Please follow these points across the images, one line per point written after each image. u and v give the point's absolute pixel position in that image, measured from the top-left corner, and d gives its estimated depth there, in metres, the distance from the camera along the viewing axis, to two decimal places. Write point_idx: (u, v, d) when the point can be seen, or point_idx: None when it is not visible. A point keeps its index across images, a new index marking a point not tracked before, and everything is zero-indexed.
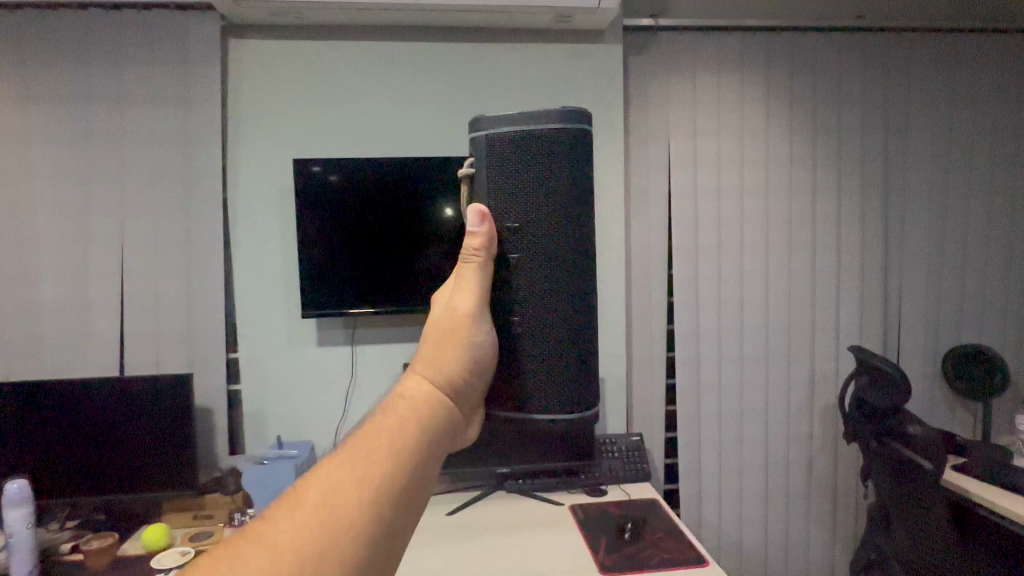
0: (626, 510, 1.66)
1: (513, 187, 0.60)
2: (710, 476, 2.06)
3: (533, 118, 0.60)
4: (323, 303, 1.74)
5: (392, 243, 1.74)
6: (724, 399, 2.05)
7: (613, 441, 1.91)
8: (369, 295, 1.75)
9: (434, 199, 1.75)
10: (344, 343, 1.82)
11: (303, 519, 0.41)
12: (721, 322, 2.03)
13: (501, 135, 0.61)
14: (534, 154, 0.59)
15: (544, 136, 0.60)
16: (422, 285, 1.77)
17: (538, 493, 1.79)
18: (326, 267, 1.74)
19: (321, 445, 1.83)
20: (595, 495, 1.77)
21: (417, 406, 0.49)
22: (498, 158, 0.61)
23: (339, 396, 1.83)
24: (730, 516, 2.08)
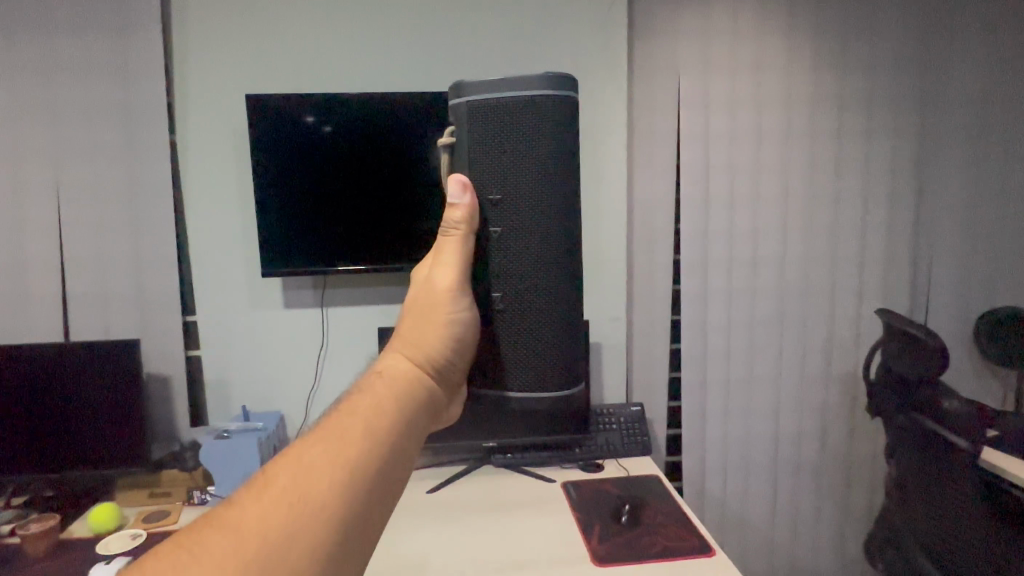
0: (627, 490, 1.52)
1: (497, 158, 0.62)
2: (716, 447, 1.91)
3: (517, 84, 0.61)
4: (283, 259, 1.56)
5: (380, 193, 1.55)
6: (732, 365, 1.88)
7: (611, 412, 1.76)
8: (350, 251, 1.57)
9: (427, 145, 1.54)
10: (313, 304, 1.65)
11: (273, 500, 0.41)
12: (732, 281, 1.84)
13: (480, 102, 0.61)
14: (515, 122, 0.61)
15: (524, 105, 0.61)
16: (395, 240, 1.57)
17: (528, 468, 1.64)
18: (287, 219, 1.54)
19: (291, 414, 1.68)
20: (593, 470, 1.63)
21: (396, 382, 0.50)
22: (481, 126, 0.61)
23: (314, 362, 1.67)
24: (734, 489, 1.94)
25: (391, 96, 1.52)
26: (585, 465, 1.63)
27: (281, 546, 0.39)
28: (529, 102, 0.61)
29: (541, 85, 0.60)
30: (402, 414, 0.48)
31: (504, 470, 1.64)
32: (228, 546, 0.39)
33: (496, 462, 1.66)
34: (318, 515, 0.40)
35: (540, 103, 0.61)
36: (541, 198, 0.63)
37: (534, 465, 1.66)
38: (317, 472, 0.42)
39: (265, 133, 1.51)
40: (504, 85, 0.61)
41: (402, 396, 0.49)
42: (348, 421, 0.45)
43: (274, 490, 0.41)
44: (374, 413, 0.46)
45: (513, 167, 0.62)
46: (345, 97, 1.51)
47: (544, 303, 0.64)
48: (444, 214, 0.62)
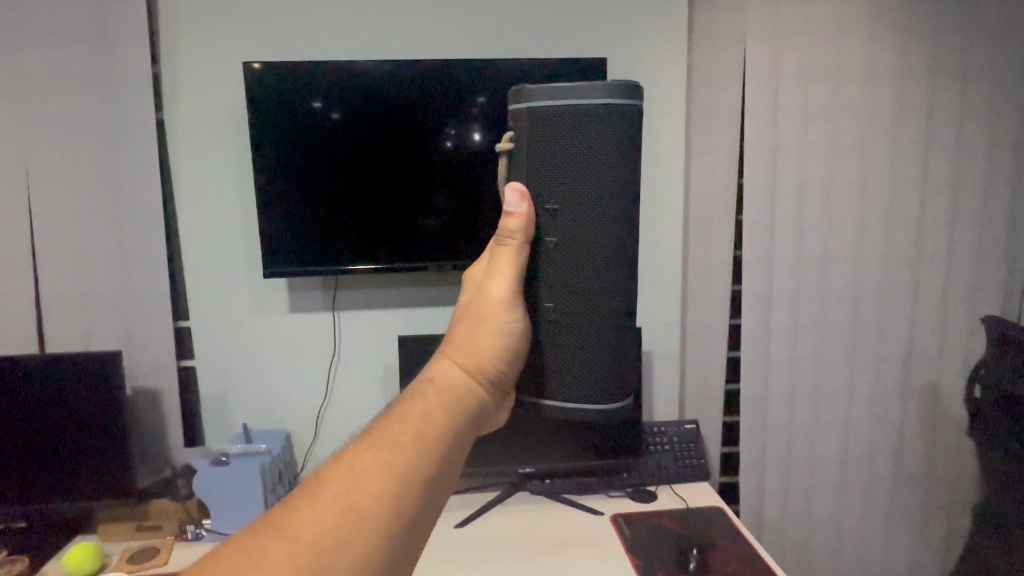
0: (688, 529, 1.31)
1: (556, 168, 0.54)
2: (776, 467, 1.69)
3: (581, 91, 0.52)
4: (287, 255, 1.34)
5: (397, 180, 1.33)
6: (797, 375, 1.66)
7: (663, 430, 1.54)
8: (364, 245, 1.35)
9: (452, 124, 1.32)
10: (324, 308, 1.43)
11: (324, 510, 0.42)
12: (800, 280, 1.61)
13: (542, 109, 0.53)
14: (578, 131, 0.53)
15: (589, 114, 0.52)
16: (416, 231, 1.36)
17: (570, 496, 1.43)
18: (290, 208, 1.33)
19: (298, 432, 1.48)
20: (645, 501, 1.42)
21: (448, 395, 0.49)
22: (541, 134, 0.53)
23: (324, 374, 1.46)
24: (796, 514, 1.72)
25: (410, 67, 1.30)
26: (635, 494, 1.42)
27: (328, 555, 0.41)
28: (595, 109, 0.52)
29: (605, 97, 0.52)
30: (449, 428, 0.47)
31: (542, 499, 1.43)
32: (281, 547, 0.41)
33: (533, 489, 1.45)
34: (360, 527, 0.42)
35: (604, 113, 0.52)
36: (602, 210, 0.54)
37: (576, 493, 1.45)
38: (360, 484, 0.43)
39: (261, 110, 1.29)
40: (566, 93, 0.52)
41: (449, 410, 0.48)
42: (395, 431, 0.46)
43: (323, 497, 0.43)
44: (421, 426, 0.47)
45: (573, 179, 0.54)
46: (356, 66, 1.29)
47: (600, 324, 0.55)
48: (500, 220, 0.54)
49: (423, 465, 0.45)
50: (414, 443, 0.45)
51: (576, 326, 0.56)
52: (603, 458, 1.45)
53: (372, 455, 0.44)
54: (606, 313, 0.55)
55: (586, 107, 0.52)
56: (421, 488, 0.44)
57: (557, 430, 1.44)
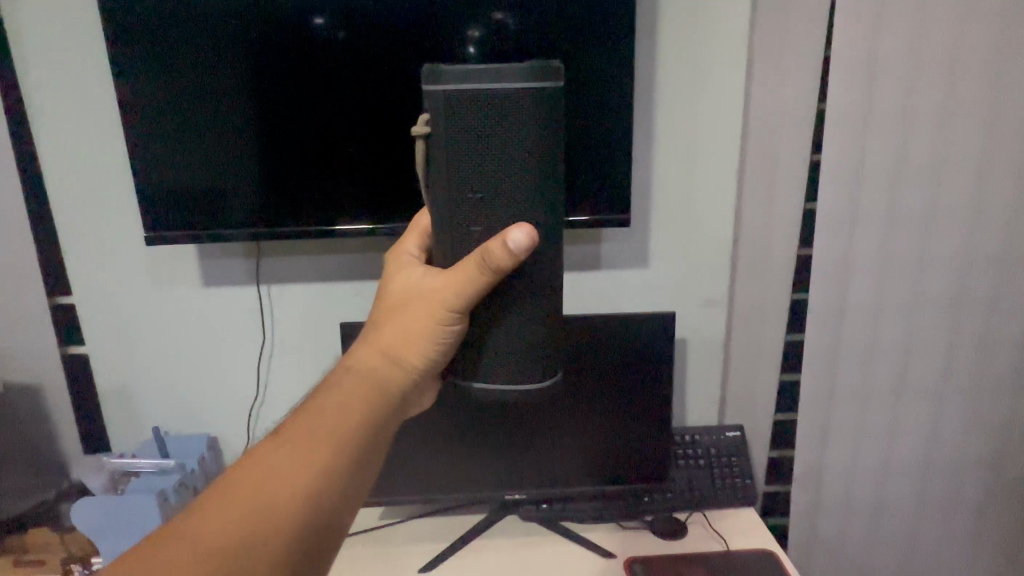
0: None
1: (476, 158, 0.51)
2: (836, 481, 1.34)
3: (496, 72, 0.49)
4: (231, 215, 1.00)
5: (368, 126, 0.96)
6: (875, 367, 1.27)
7: (694, 440, 1.19)
8: (332, 204, 1.00)
9: (449, 52, 0.94)
10: (248, 281, 1.09)
11: (236, 508, 0.46)
12: (889, 244, 1.20)
13: (459, 94, 0.49)
14: (499, 121, 0.50)
15: (509, 101, 0.49)
16: (400, 186, 0.99)
17: (571, 527, 1.11)
18: (233, 150, 0.96)
19: (227, 434, 1.16)
20: (673, 539, 1.09)
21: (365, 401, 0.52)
22: (462, 122, 0.50)
23: (255, 365, 1.13)
24: (858, 533, 1.38)
25: None
26: (660, 530, 1.09)
27: (246, 548, 0.45)
28: (517, 95, 0.49)
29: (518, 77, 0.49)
30: (364, 424, 0.51)
31: (534, 532, 1.11)
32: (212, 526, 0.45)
33: (526, 517, 1.13)
34: (275, 520, 0.46)
35: (526, 100, 0.49)
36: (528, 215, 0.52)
37: (582, 523, 1.12)
38: (276, 478, 0.47)
39: (194, 18, 0.90)
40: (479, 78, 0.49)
41: (368, 403, 0.51)
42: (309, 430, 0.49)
43: (247, 492, 0.47)
44: (337, 418, 0.50)
45: (495, 171, 0.51)
46: None
47: (529, 330, 0.57)
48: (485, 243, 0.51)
49: (342, 458, 0.49)
50: (334, 437, 0.49)
51: (501, 333, 0.57)
52: (617, 478, 1.12)
53: (310, 442, 0.49)
54: (530, 324, 0.57)
55: (506, 94, 0.49)
56: (335, 483, 0.49)
57: (558, 445, 1.10)
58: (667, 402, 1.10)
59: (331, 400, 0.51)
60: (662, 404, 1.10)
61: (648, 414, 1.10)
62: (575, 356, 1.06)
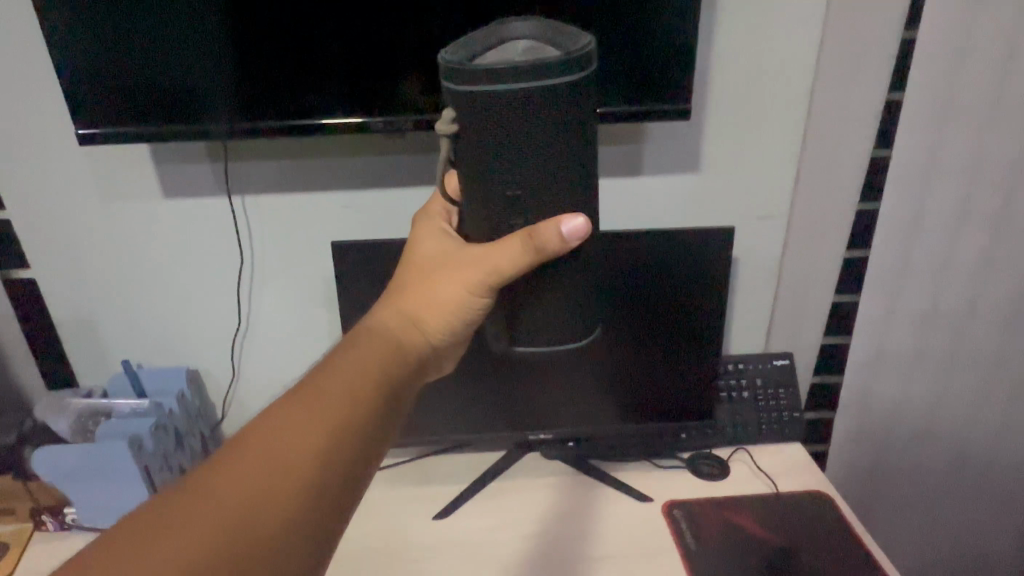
0: (792, 547, 0.87)
1: (512, 153, 0.46)
2: (887, 413, 1.19)
3: (527, 67, 0.43)
4: (183, 111, 0.78)
5: None
6: (949, 293, 1.08)
7: (738, 370, 1.06)
8: (313, 94, 0.78)
9: None
10: (217, 190, 0.91)
11: (251, 466, 0.42)
12: (989, 145, 0.97)
13: (488, 94, 0.44)
14: (533, 124, 0.45)
15: (543, 99, 0.44)
16: (397, 68, 0.77)
17: (598, 463, 1.02)
18: (175, 21, 0.73)
19: (209, 367, 1.03)
20: (715, 480, 0.98)
21: (383, 356, 0.50)
22: (493, 123, 0.45)
23: (234, 290, 0.97)
24: (908, 474, 1.24)
25: None
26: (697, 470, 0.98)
27: (255, 506, 0.40)
28: (550, 91, 0.44)
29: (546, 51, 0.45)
30: (381, 377, 0.49)
31: (559, 471, 1.00)
32: (226, 480, 0.41)
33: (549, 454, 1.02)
34: (294, 477, 0.42)
35: (563, 90, 0.44)
36: (568, 203, 0.49)
37: (613, 461, 1.02)
38: (293, 434, 0.43)
39: None
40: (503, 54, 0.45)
41: (385, 366, 0.49)
42: (321, 387, 0.46)
43: (260, 451, 0.42)
44: (352, 371, 0.48)
45: (536, 165, 0.47)
46: None
47: (567, 308, 0.54)
48: (532, 225, 0.49)
49: (365, 411, 0.46)
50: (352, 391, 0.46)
51: (539, 307, 0.54)
52: (655, 413, 1.00)
53: (325, 396, 0.45)
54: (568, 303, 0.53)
55: (540, 92, 0.44)
56: (358, 439, 0.45)
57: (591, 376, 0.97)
58: (716, 330, 0.94)
59: (345, 357, 0.49)
60: (710, 332, 0.95)
61: (693, 343, 0.95)
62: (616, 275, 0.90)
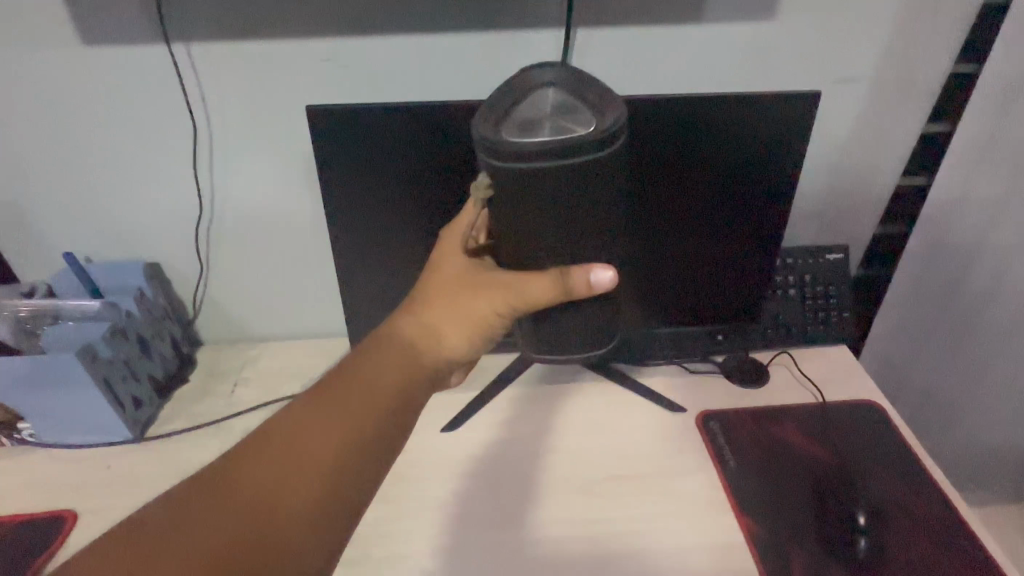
0: (842, 458, 0.77)
1: (548, 221, 0.46)
2: (930, 324, 1.05)
3: (566, 145, 0.42)
4: None
5: None
6: None
7: (787, 263, 0.91)
8: None
9: None
10: (154, 36, 0.71)
11: (267, 470, 0.42)
12: None
13: (529, 173, 0.43)
14: (574, 194, 0.45)
15: (581, 174, 0.44)
16: None
17: (626, 368, 0.92)
18: None
19: (174, 263, 0.88)
20: (740, 386, 0.88)
21: (404, 371, 0.48)
22: (533, 197, 0.45)
23: (191, 169, 0.80)
24: (969, 389, 1.11)
25: None
26: (738, 376, 0.88)
27: (263, 517, 0.41)
28: (589, 167, 0.43)
29: (572, 109, 0.46)
30: (397, 392, 0.47)
31: (578, 376, 0.91)
32: (219, 497, 0.41)
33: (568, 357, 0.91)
34: (303, 489, 0.42)
35: (600, 164, 0.44)
36: (602, 253, 0.50)
37: (642, 366, 0.91)
38: (309, 444, 0.43)
39: None
40: (527, 120, 0.45)
41: (403, 382, 0.48)
42: (342, 397, 0.46)
43: (278, 458, 0.43)
44: (372, 387, 0.47)
45: (572, 231, 0.47)
46: None
47: (590, 323, 0.56)
48: (566, 266, 0.49)
49: (377, 427, 0.46)
50: (372, 408, 0.46)
51: (553, 325, 0.56)
52: (688, 317, 0.88)
53: (344, 409, 0.45)
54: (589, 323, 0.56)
55: (580, 168, 0.43)
56: (366, 465, 0.45)
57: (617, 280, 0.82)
58: (781, 222, 0.79)
59: (366, 367, 0.48)
60: (773, 224, 0.79)
61: (753, 236, 0.80)
62: (673, 151, 0.73)
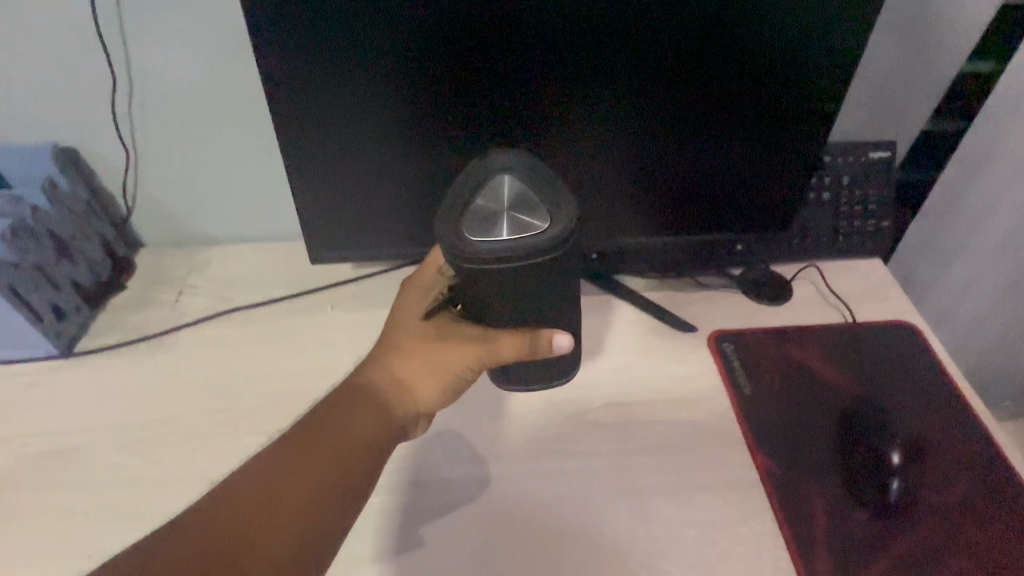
0: (873, 388, 0.68)
1: (502, 297, 0.48)
2: (987, 237, 0.89)
3: (522, 250, 0.45)
4: None
5: None
6: None
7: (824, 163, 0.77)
8: None
9: None
10: None
11: (233, 522, 0.44)
12: None
13: (493, 264, 0.45)
14: (530, 277, 0.47)
15: (538, 267, 0.46)
16: None
17: (629, 277, 0.81)
18: None
19: (98, 151, 0.74)
20: (761, 302, 0.78)
21: (378, 422, 0.52)
22: (491, 280, 0.46)
23: (102, 28, 0.65)
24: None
25: None
26: (756, 294, 0.78)
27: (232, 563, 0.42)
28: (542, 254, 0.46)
29: (529, 200, 0.47)
30: (370, 443, 0.51)
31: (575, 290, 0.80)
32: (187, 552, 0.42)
33: None
34: (271, 540, 0.44)
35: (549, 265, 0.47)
36: (566, 285, 0.51)
37: (644, 277, 0.81)
38: (278, 499, 0.46)
39: None
40: (486, 212, 0.47)
41: (375, 438, 0.51)
42: (315, 446, 0.49)
43: (245, 517, 0.45)
44: (346, 438, 0.50)
45: (524, 306, 0.50)
46: None
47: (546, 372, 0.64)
48: (534, 327, 0.53)
49: (349, 473, 0.49)
50: (347, 453, 0.49)
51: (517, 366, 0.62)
52: (710, 216, 0.73)
53: (317, 462, 0.48)
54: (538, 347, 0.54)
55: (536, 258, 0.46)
56: (337, 508, 0.47)
57: (575, 146, 0.66)
58: (836, 107, 0.65)
59: (338, 422, 0.51)
60: (827, 107, 0.65)
61: (793, 124, 0.66)
62: (719, 2, 0.57)
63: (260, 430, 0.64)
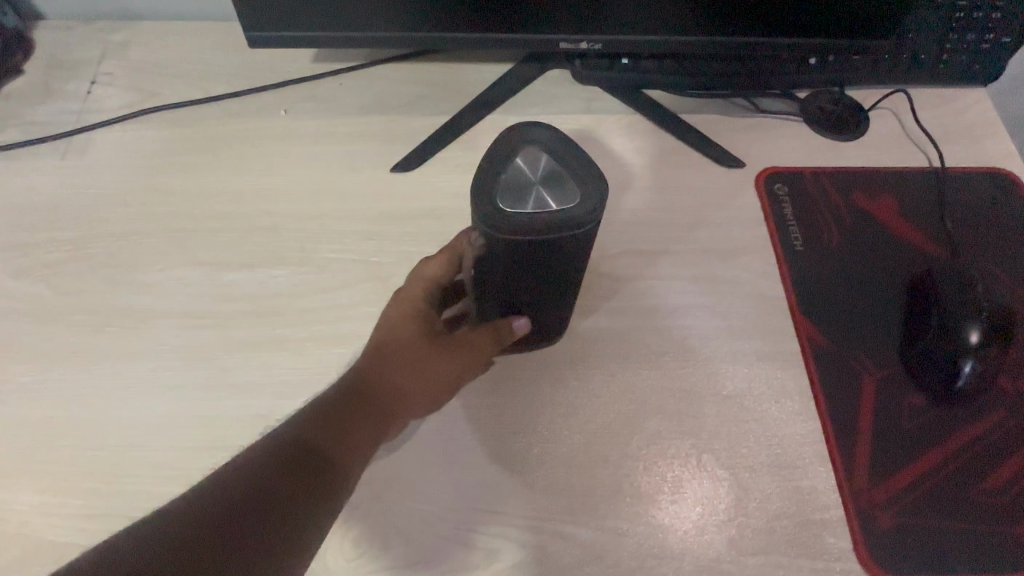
0: (955, 254, 0.54)
1: (517, 272, 0.40)
2: None
3: (548, 230, 0.36)
4: None
5: None
6: None
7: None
8: None
9: None
10: None
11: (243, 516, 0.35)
12: None
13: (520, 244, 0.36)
14: (549, 263, 0.39)
15: (563, 251, 0.38)
16: None
17: (665, 95, 0.64)
18: None
19: None
20: (818, 134, 0.62)
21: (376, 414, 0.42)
22: (515, 260, 0.38)
23: None
24: None
25: None
26: (824, 125, 0.62)
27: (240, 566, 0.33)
28: (569, 243, 0.37)
29: (563, 173, 0.37)
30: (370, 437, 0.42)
31: (596, 107, 0.63)
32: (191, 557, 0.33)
33: (584, 78, 0.62)
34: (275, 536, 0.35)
35: (574, 248, 0.38)
36: (584, 254, 0.40)
37: (682, 97, 0.64)
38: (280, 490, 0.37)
39: None
40: (515, 183, 0.37)
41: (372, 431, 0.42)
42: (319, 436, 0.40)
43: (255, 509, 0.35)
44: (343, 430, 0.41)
45: (536, 282, 0.41)
46: None
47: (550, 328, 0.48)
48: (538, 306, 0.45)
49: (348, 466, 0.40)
50: (345, 443, 0.40)
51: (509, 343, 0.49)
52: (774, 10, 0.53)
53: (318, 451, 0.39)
54: (560, 279, 0.41)
55: (562, 244, 0.37)
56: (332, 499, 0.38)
57: None
58: None
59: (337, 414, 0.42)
60: None
61: None
62: None
63: (195, 261, 0.52)
